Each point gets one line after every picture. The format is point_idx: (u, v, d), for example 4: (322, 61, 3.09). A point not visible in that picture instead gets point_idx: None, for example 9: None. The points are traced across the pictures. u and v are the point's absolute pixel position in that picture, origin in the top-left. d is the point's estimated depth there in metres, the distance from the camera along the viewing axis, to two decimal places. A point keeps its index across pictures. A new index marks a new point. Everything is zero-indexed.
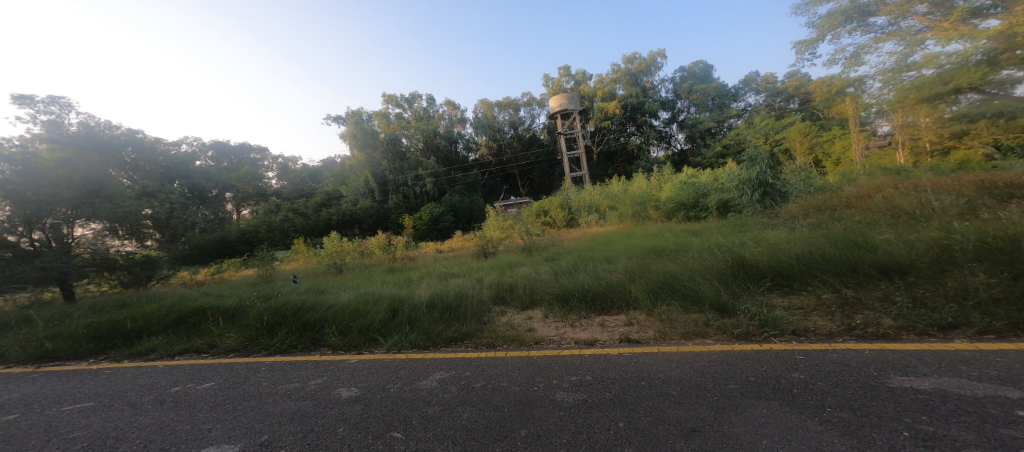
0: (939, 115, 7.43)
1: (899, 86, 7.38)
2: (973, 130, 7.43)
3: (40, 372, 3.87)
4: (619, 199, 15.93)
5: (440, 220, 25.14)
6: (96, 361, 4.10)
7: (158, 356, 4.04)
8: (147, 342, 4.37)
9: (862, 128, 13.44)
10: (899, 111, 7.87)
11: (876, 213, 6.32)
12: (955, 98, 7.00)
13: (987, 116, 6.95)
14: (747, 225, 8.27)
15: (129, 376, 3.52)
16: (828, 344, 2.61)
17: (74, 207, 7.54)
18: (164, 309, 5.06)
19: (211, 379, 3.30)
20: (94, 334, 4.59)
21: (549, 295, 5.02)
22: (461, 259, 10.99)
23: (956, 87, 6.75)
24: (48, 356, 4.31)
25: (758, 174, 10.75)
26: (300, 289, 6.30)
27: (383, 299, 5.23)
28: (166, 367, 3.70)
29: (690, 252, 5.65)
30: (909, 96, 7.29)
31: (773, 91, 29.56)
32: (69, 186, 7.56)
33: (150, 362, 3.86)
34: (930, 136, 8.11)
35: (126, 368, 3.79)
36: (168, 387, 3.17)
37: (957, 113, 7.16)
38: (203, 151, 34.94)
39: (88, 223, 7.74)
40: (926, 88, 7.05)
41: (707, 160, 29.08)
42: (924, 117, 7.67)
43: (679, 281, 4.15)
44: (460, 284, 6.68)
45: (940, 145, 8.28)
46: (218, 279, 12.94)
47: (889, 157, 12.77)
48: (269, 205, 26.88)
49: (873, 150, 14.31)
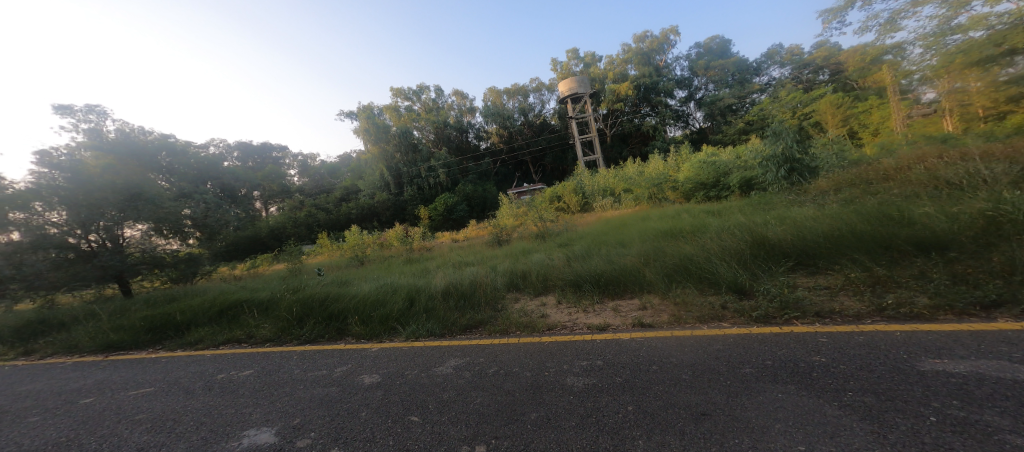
0: (992, 79, 6.80)
1: (943, 51, 7.23)
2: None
3: (110, 360, 4.21)
4: (635, 181, 15.53)
5: (454, 210, 25.44)
6: (155, 350, 4.41)
7: (204, 346, 4.29)
8: (197, 332, 4.64)
9: (902, 95, 12.47)
10: (942, 77, 7.51)
11: (919, 186, 5.85)
12: (1010, 60, 6.55)
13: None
14: (771, 203, 7.89)
15: (179, 364, 3.76)
16: (855, 326, 2.47)
17: (119, 210, 7.96)
18: (210, 302, 5.33)
19: (252, 366, 3.48)
20: (150, 326, 4.90)
21: (563, 280, 4.98)
22: (476, 248, 11.08)
23: (1011, 48, 6.38)
24: (117, 346, 4.65)
25: (785, 149, 10.17)
26: (325, 281, 6.52)
27: (401, 289, 5.34)
28: (213, 356, 3.92)
29: (708, 233, 5.47)
30: (954, 60, 7.04)
31: (800, 62, 27.92)
32: (113, 190, 7.93)
33: (201, 352, 4.11)
34: (983, 101, 7.15)
35: (179, 357, 4.04)
36: (215, 374, 3.37)
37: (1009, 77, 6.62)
38: (230, 153, 36.33)
39: (135, 224, 8.25)
40: (975, 51, 6.73)
41: (729, 138, 27.89)
42: (975, 81, 7.02)
43: (696, 263, 4.02)
44: (475, 272, 6.74)
45: (994, 110, 7.22)
46: (251, 273, 13.56)
47: (935, 125, 11.81)
48: (293, 202, 27.79)
49: (915, 118, 13.29)
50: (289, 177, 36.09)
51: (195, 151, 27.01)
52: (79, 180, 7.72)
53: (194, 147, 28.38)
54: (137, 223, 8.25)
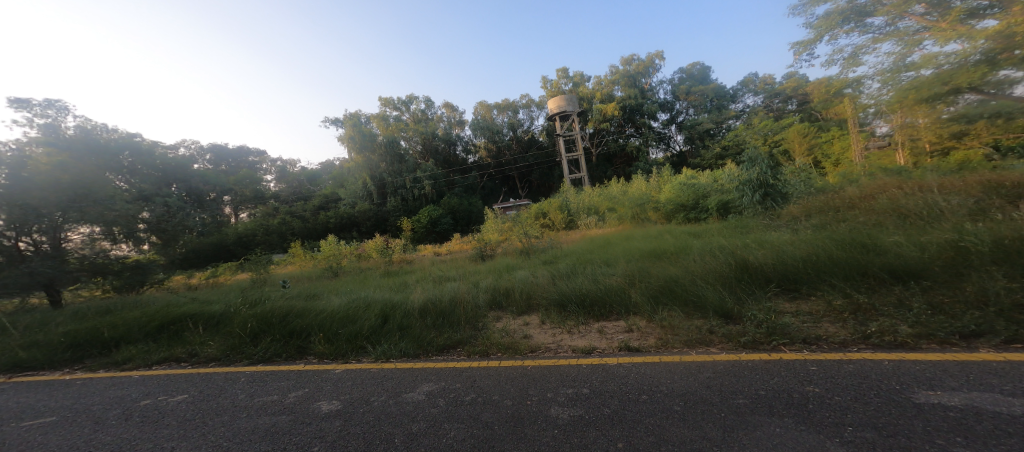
0: (937, 115, 7.49)
1: (898, 86, 7.54)
2: (971, 131, 7.52)
3: (12, 382, 3.72)
4: (618, 200, 15.75)
5: (439, 223, 24.93)
6: (70, 371, 3.97)
7: (134, 366, 3.92)
8: (126, 350, 4.24)
9: (863, 129, 13.37)
10: (897, 110, 7.93)
11: (881, 215, 6.06)
12: (954, 99, 7.10)
13: (982, 119, 7.11)
14: (749, 226, 8.10)
15: (102, 387, 3.42)
16: (842, 354, 2.43)
17: (64, 211, 7.41)
18: (146, 316, 4.94)
19: (186, 390, 3.12)
20: (72, 342, 4.46)
21: (546, 300, 4.84)
22: (458, 262, 10.83)
23: (954, 87, 6.88)
24: (23, 366, 4.14)
25: (759, 175, 10.55)
26: (292, 294, 6.14)
27: (376, 305, 5.05)
28: (141, 378, 3.58)
29: (690, 255, 5.49)
30: (908, 96, 7.43)
31: (771, 92, 29.50)
32: (59, 189, 7.37)
33: (126, 373, 3.76)
34: (930, 137, 8.15)
35: (101, 378, 3.68)
36: (138, 400, 2.96)
37: (952, 114, 7.32)
38: (202, 155, 34.85)
39: (78, 227, 7.60)
40: (925, 89, 7.20)
41: (706, 162, 28.91)
42: (922, 117, 7.72)
43: (680, 285, 3.99)
44: (455, 288, 6.51)
45: (939, 145, 8.30)
46: (213, 283, 12.76)
47: (888, 157, 12.69)
48: (267, 209, 26.76)
49: (873, 150, 14.22)
50: (265, 183, 34.75)
51: (163, 152, 25.65)
52: (25, 177, 7.10)
53: (162, 147, 26.96)
54: (81, 226, 7.61)
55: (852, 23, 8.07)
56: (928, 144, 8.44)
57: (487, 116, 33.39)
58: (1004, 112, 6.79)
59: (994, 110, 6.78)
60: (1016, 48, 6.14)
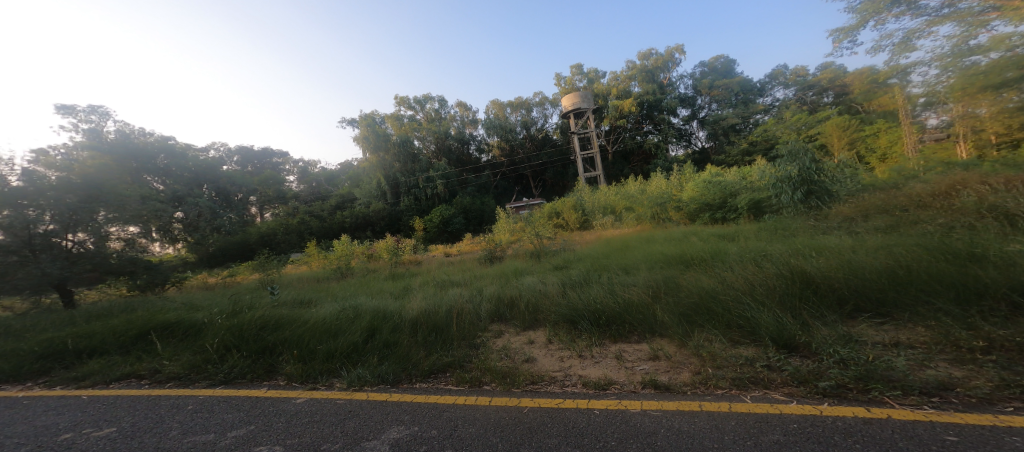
0: (1001, 106, 6.84)
1: (960, 73, 6.91)
2: None
3: None
4: (637, 198, 14.73)
5: (451, 223, 24.65)
6: (27, 387, 3.63)
7: (89, 383, 3.52)
8: (89, 364, 3.87)
9: (912, 119, 11.97)
10: (959, 102, 7.32)
11: (969, 217, 4.96)
12: (1021, 88, 6.46)
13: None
14: (792, 228, 7.03)
15: (37, 411, 2.99)
16: (990, 417, 1.61)
17: (113, 210, 7.39)
18: (123, 324, 4.62)
19: (117, 422, 2.66)
20: (40, 353, 4.15)
21: (556, 314, 4.17)
22: (466, 264, 10.28)
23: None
24: None
25: (803, 170, 9.32)
26: (286, 299, 5.72)
27: (364, 315, 4.49)
28: (85, 400, 3.15)
29: (726, 261, 4.71)
30: (970, 82, 6.76)
31: (804, 84, 27.47)
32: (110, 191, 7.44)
33: (76, 392, 3.36)
34: (997, 130, 7.32)
35: (49, 398, 3.28)
36: (59, 434, 2.53)
37: (1020, 103, 6.64)
38: (229, 156, 35.78)
39: (123, 227, 7.60)
40: (992, 75, 6.52)
41: (732, 159, 27.21)
42: (984, 108, 7.08)
43: (720, 300, 3.23)
44: (457, 295, 5.92)
45: (1009, 138, 7.45)
46: (226, 283, 12.71)
47: (948, 151, 11.33)
48: (287, 209, 27.11)
49: (928, 143, 12.59)
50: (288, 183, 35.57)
51: (191, 154, 26.53)
52: (73, 183, 7.04)
53: (192, 149, 27.96)
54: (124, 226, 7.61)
55: (903, 5, 7.65)
56: (993, 136, 7.59)
57: (500, 115, 32.69)
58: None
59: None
60: None
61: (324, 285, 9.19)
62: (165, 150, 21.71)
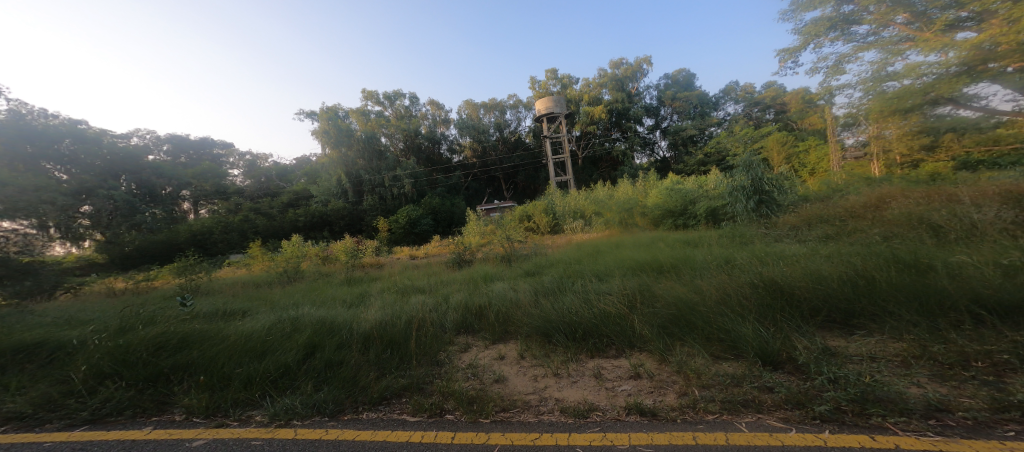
0: (908, 128, 7.79)
1: (880, 96, 7.50)
2: (941, 143, 7.89)
3: None
4: (605, 204, 14.84)
5: (418, 224, 23.42)
6: None
7: None
8: None
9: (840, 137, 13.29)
10: (874, 123, 8.19)
11: (899, 226, 5.39)
12: (927, 111, 7.28)
13: (945, 130, 7.58)
14: (746, 235, 7.31)
15: None
16: (997, 445, 1.51)
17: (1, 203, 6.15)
18: None
19: None
20: None
21: (527, 326, 3.89)
22: (432, 268, 9.76)
23: (934, 97, 6.94)
24: None
25: (755, 179, 9.81)
26: (210, 310, 4.90)
27: (307, 327, 3.90)
28: None
29: (696, 268, 4.69)
30: (888, 105, 7.43)
31: (752, 101, 29.69)
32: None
33: None
34: (901, 149, 8.60)
35: None
36: None
37: (918, 127, 7.65)
38: (160, 145, 31.86)
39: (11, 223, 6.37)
40: (904, 100, 7.23)
41: (689, 168, 28.67)
42: (893, 130, 8.13)
43: (699, 310, 3.11)
44: (420, 304, 5.45)
45: (910, 158, 8.77)
46: (146, 288, 11.14)
47: (863, 168, 12.55)
48: (230, 206, 24.70)
49: (848, 160, 14.22)
50: (232, 177, 32.58)
51: (114, 141, 23.42)
52: None
53: (114, 135, 24.71)
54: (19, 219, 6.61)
55: (839, 31, 8.22)
56: (900, 156, 8.93)
57: (473, 115, 32.09)
58: (961, 126, 7.34)
59: (951, 124, 7.28)
60: (991, 61, 6.12)
61: (264, 291, 8.23)
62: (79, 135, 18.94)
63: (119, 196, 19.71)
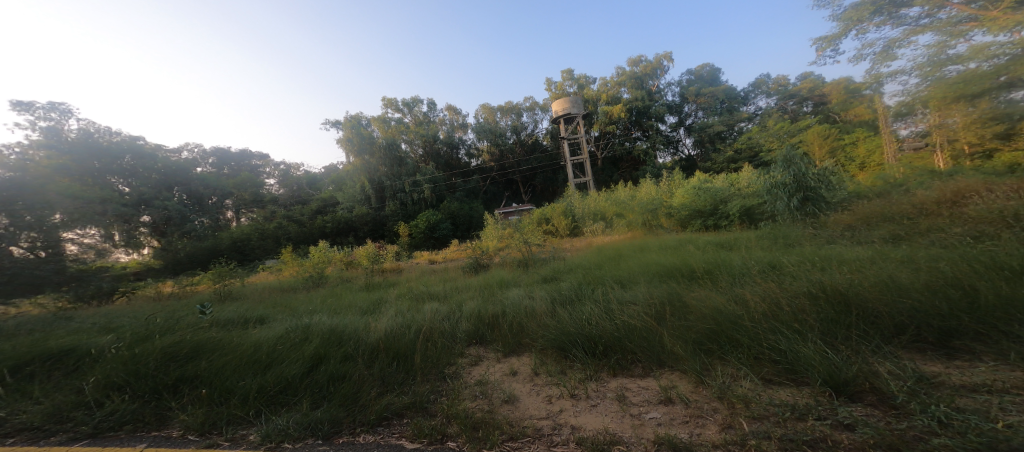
0: (974, 116, 7.05)
1: (941, 81, 6.92)
2: (1019, 131, 7.02)
3: None
4: (627, 205, 14.23)
5: (438, 228, 23.64)
6: None
7: None
8: None
9: (894, 126, 11.98)
10: (935, 111, 7.60)
11: (988, 225, 4.64)
12: (996, 96, 6.52)
13: (1019, 118, 6.68)
14: (792, 236, 6.65)
15: None
16: None
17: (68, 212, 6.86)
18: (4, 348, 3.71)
19: None
20: None
21: (544, 337, 3.58)
22: (450, 273, 9.62)
23: (1007, 80, 6.25)
24: None
25: (798, 176, 8.82)
26: (229, 317, 4.90)
27: (315, 337, 3.77)
28: None
29: (734, 275, 4.20)
30: (952, 91, 6.81)
31: (785, 93, 28.05)
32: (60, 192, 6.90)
33: None
34: (970, 138, 7.67)
35: None
36: None
37: (988, 115, 6.86)
38: (204, 158, 33.93)
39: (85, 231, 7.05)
40: (972, 84, 6.55)
41: (718, 166, 27.25)
42: (957, 117, 7.35)
43: (742, 324, 2.69)
44: (433, 312, 5.25)
45: (980, 147, 7.80)
46: (184, 293, 11.62)
47: (926, 160, 11.16)
48: (264, 214, 25.81)
49: (906, 153, 12.74)
50: (268, 185, 34.23)
51: (162, 156, 25.20)
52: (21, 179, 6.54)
53: (164, 150, 26.59)
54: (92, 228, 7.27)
55: (885, 15, 7.39)
56: (968, 145, 7.92)
57: (490, 119, 32.15)
58: None
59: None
60: None
61: (289, 296, 8.34)
62: (131, 151, 20.57)
63: (167, 206, 21.16)
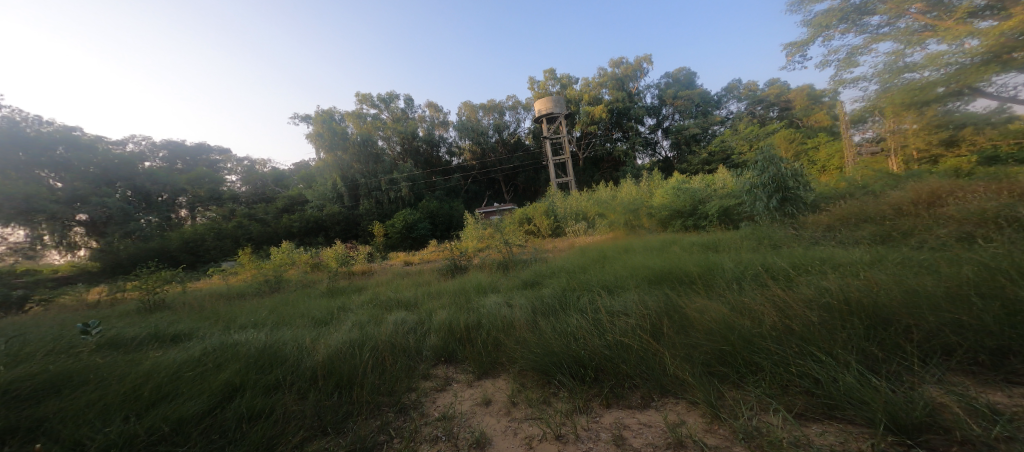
0: (925, 122, 7.28)
1: (898, 88, 6.87)
2: (962, 137, 7.22)
3: None
4: (609, 204, 14.00)
5: (413, 228, 22.60)
6: None
7: None
8: None
9: (858, 130, 12.36)
10: (890, 116, 7.77)
11: (977, 225, 4.51)
12: (946, 105, 6.65)
13: (960, 126, 6.99)
14: (778, 237, 6.43)
15: None
16: None
17: None
18: None
19: None
20: None
21: (524, 355, 3.09)
22: (424, 276, 8.99)
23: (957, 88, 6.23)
24: None
25: (777, 176, 8.66)
26: (132, 336, 4.08)
27: (237, 360, 3.15)
28: None
29: (728, 281, 3.90)
30: (906, 97, 6.84)
31: (755, 98, 28.87)
32: None
33: None
34: (919, 144, 8.02)
35: None
36: None
37: (935, 122, 7.14)
38: (156, 152, 31.22)
39: None
40: (925, 92, 6.58)
41: (693, 168, 27.72)
42: (911, 123, 7.55)
43: (761, 344, 2.37)
44: (397, 322, 4.67)
45: (929, 153, 8.18)
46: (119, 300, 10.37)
47: (879, 163, 11.33)
48: (223, 212, 23.97)
49: (865, 156, 13.10)
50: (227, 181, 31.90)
51: (105, 148, 22.84)
52: None
53: (107, 141, 24.18)
54: None
55: (849, 23, 7.35)
56: (918, 151, 8.32)
57: (472, 117, 31.28)
58: (973, 122, 6.72)
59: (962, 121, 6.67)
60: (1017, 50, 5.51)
61: (238, 304, 7.42)
62: (65, 142, 18.50)
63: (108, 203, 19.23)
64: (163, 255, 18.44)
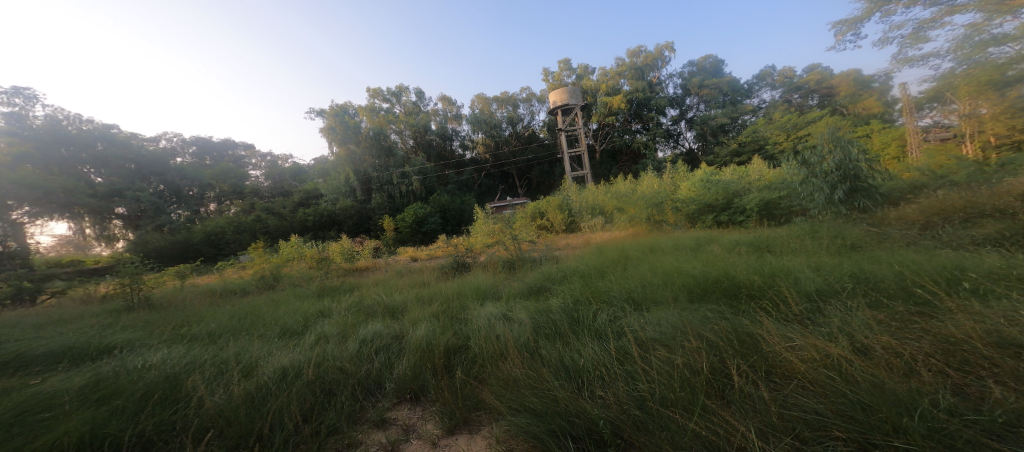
0: (1010, 105, 6.20)
1: (983, 64, 6.09)
2: None
3: None
4: (629, 198, 12.75)
5: (426, 223, 21.93)
6: None
7: None
8: None
9: (919, 114, 10.55)
10: (963, 99, 6.73)
11: None
12: None
13: None
14: (847, 237, 5.11)
15: None
16: None
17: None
18: None
19: None
20: None
21: (524, 405, 2.11)
22: (424, 275, 8.17)
23: None
24: None
25: (842, 162, 7.06)
26: (38, 346, 3.32)
27: (113, 390, 2.30)
28: None
29: (806, 300, 2.80)
30: (993, 75, 6.03)
31: (790, 85, 26.49)
32: None
33: None
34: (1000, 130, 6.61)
35: None
36: None
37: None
38: (185, 147, 31.92)
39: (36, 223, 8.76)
40: (1014, 68, 5.80)
41: (721, 159, 25.81)
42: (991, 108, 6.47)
43: (970, 437, 1.34)
44: (370, 335, 3.76)
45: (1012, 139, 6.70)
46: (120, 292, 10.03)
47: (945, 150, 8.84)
48: (243, 206, 24.14)
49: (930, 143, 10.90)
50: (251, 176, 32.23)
51: (137, 144, 23.51)
52: None
53: (141, 137, 24.99)
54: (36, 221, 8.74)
55: None
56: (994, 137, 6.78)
57: (485, 110, 30.27)
58: None
59: None
60: None
61: (227, 302, 6.84)
62: (103, 139, 19.15)
63: (140, 197, 19.74)
64: (187, 248, 18.68)
